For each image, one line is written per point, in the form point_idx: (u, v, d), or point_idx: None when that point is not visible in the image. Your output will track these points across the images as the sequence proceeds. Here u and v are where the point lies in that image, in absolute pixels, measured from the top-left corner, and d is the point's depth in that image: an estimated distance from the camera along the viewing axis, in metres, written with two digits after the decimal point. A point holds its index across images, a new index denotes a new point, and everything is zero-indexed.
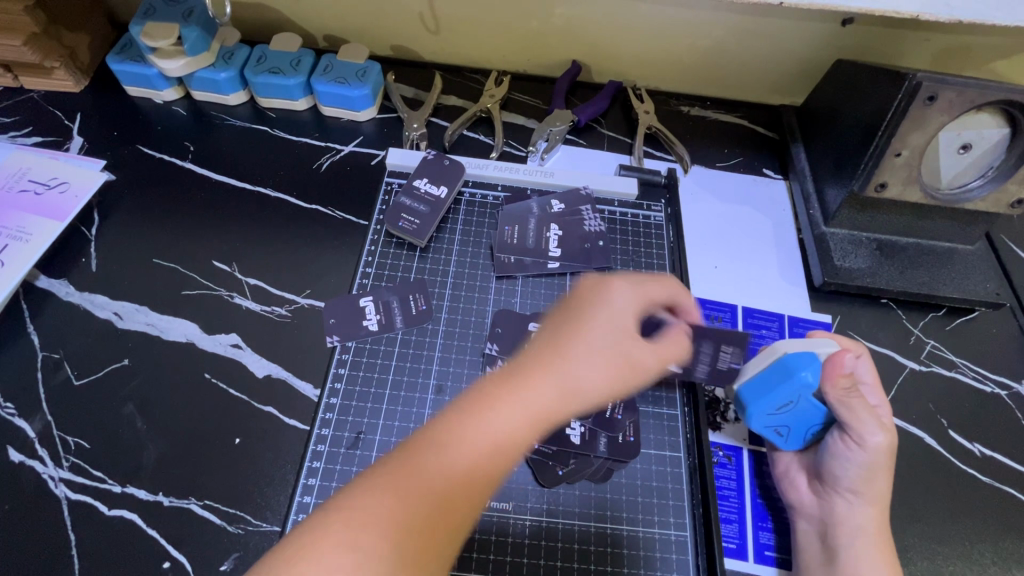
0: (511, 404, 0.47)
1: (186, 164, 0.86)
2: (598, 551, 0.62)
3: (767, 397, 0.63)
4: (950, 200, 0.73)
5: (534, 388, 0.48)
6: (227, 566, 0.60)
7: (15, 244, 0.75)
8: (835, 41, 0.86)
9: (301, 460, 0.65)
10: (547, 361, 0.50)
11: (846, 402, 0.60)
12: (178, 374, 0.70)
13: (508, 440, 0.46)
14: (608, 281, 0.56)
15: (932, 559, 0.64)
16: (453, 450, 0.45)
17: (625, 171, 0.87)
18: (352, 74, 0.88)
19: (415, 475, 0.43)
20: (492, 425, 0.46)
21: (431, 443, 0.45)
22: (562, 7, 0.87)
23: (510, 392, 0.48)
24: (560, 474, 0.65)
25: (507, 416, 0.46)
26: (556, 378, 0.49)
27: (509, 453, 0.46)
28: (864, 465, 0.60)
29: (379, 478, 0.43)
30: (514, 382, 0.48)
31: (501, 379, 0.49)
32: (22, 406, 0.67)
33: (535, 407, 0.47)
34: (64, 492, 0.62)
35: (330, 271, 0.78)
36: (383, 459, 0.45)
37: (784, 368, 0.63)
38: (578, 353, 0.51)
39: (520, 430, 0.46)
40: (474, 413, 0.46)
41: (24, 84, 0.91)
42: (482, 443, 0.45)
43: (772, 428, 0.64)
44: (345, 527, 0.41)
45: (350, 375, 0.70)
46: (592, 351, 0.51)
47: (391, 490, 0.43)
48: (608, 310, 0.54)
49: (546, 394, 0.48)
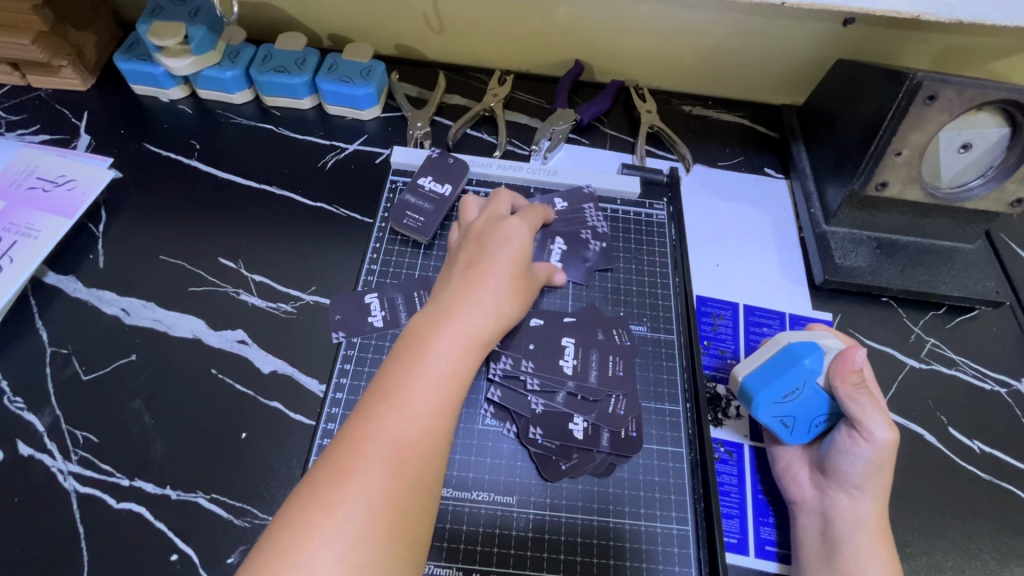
0: (442, 334, 0.52)
1: (192, 162, 0.87)
2: (600, 545, 0.63)
3: (775, 385, 0.64)
4: (950, 199, 0.74)
5: (458, 317, 0.53)
6: (233, 558, 0.60)
7: (23, 241, 0.75)
8: (837, 41, 0.87)
9: (306, 454, 0.66)
10: (465, 294, 0.55)
11: (855, 396, 0.60)
12: (186, 369, 0.70)
13: (453, 366, 0.51)
14: (494, 227, 0.63)
15: (932, 555, 0.64)
16: (405, 387, 0.48)
17: (627, 170, 0.88)
18: (357, 73, 0.89)
19: (379, 420, 0.46)
20: (433, 357, 0.50)
21: (381, 387, 0.48)
22: (566, 7, 0.88)
23: (439, 325, 0.53)
24: (563, 469, 0.66)
25: (434, 351, 0.51)
26: (477, 306, 0.55)
27: (458, 376, 0.51)
28: (870, 461, 0.59)
29: (344, 436, 0.46)
30: (440, 316, 0.53)
31: (428, 319, 0.53)
32: (32, 400, 0.68)
33: (466, 330, 0.53)
34: (74, 486, 0.63)
35: (335, 268, 0.79)
36: (345, 422, 0.47)
37: (790, 357, 0.64)
38: (489, 282, 0.57)
39: (459, 352, 0.51)
40: (415, 353, 0.50)
41: (32, 82, 0.92)
42: (431, 374, 0.49)
43: (779, 420, 0.64)
44: (333, 489, 0.43)
45: (355, 371, 0.70)
46: (499, 278, 0.58)
47: (360, 439, 0.45)
48: (498, 248, 0.60)
49: (472, 320, 0.54)
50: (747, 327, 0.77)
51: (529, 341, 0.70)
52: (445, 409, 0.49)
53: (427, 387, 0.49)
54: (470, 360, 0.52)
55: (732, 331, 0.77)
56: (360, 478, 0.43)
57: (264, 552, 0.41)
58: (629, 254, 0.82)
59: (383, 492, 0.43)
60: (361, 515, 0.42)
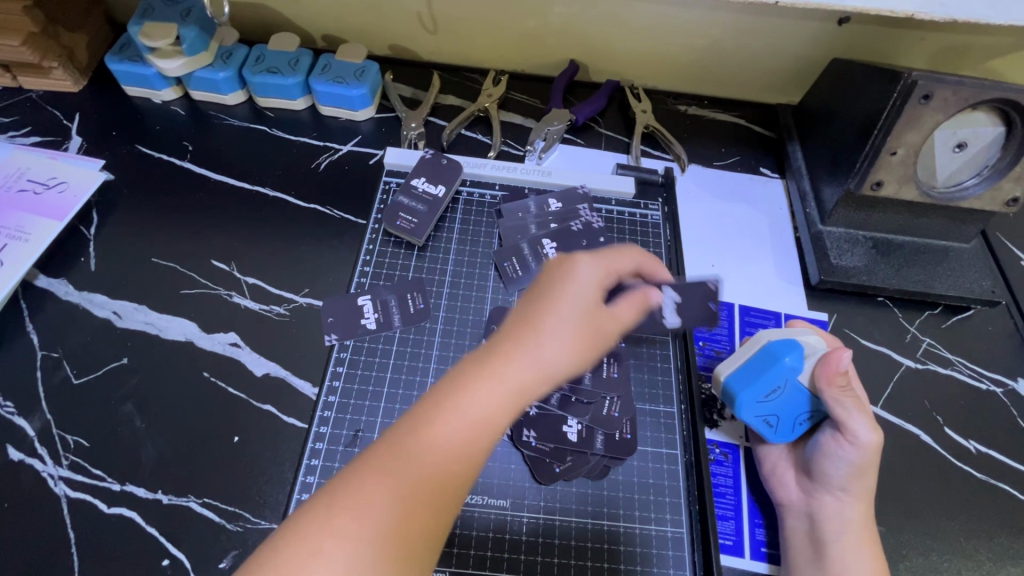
0: (485, 382, 0.46)
1: (185, 164, 0.87)
2: (596, 548, 0.63)
3: (756, 384, 0.63)
4: (946, 198, 0.73)
5: (506, 366, 0.47)
6: (226, 563, 0.60)
7: (14, 243, 0.75)
8: (832, 40, 0.86)
9: (299, 457, 0.65)
10: (521, 338, 0.48)
11: (840, 399, 0.60)
12: (178, 373, 0.70)
13: (489, 418, 0.45)
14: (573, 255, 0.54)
15: (928, 556, 0.64)
16: (432, 430, 0.44)
17: (623, 171, 0.88)
18: (350, 73, 0.89)
19: (397, 464, 0.43)
20: (468, 407, 0.45)
21: (410, 428, 0.44)
22: (560, 7, 0.87)
23: (484, 370, 0.46)
24: (557, 471, 0.65)
25: (474, 401, 0.45)
26: (531, 355, 0.48)
27: (491, 429, 0.46)
28: (854, 463, 0.60)
29: (360, 470, 0.43)
30: (488, 361, 0.47)
31: (475, 358, 0.48)
32: (22, 405, 0.67)
33: (512, 384, 0.46)
34: (64, 491, 0.63)
35: (328, 270, 0.78)
36: (365, 451, 0.44)
37: (770, 355, 0.63)
38: (551, 328, 0.49)
39: (501, 405, 0.46)
40: (451, 397, 0.46)
41: (23, 84, 0.91)
42: (462, 421, 0.45)
43: (762, 419, 0.64)
44: (337, 520, 0.41)
45: (348, 373, 0.70)
46: (563, 326, 0.50)
47: (377, 478, 0.43)
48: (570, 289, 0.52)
49: (520, 372, 0.47)
50: (743, 328, 0.77)
51: None
52: (469, 463, 0.45)
53: (455, 436, 0.44)
54: (509, 416, 0.46)
55: (727, 332, 0.77)
56: (366, 519, 0.41)
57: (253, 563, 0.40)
58: None
59: (388, 535, 0.41)
60: (360, 555, 0.40)
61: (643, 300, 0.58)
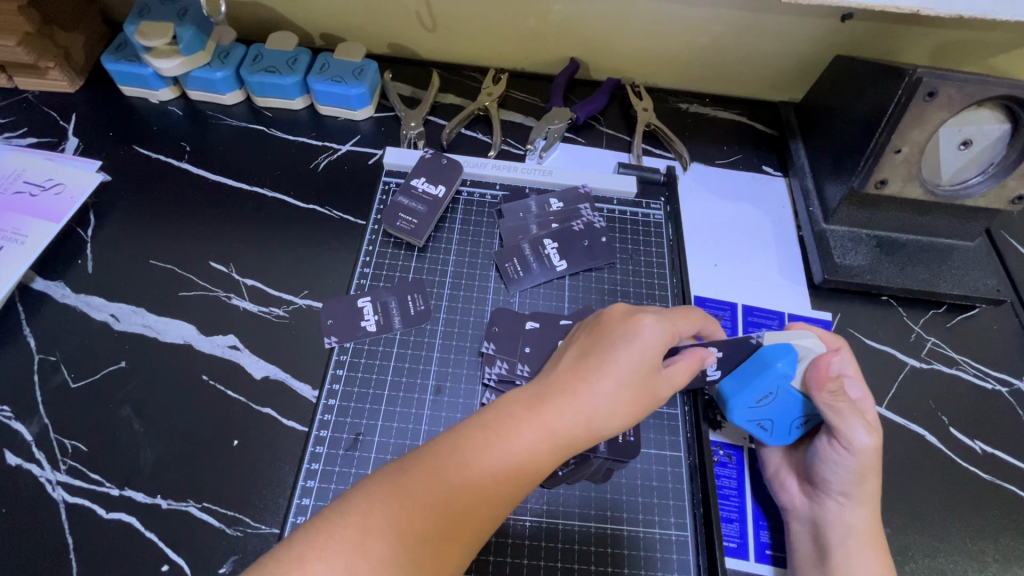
0: (529, 425, 0.48)
1: (183, 164, 0.86)
2: (599, 551, 0.62)
3: (747, 392, 0.62)
4: (951, 196, 0.73)
5: (556, 411, 0.49)
6: (226, 568, 0.59)
7: (11, 246, 0.74)
8: (835, 36, 0.85)
9: (299, 461, 0.65)
10: (568, 387, 0.50)
11: (834, 405, 0.58)
12: (177, 376, 0.69)
13: (525, 462, 0.47)
14: (638, 313, 0.55)
15: (933, 557, 0.63)
16: (471, 462, 0.46)
17: (625, 169, 0.87)
18: (349, 73, 0.88)
19: (428, 489, 0.45)
20: (509, 447, 0.47)
21: (456, 452, 0.46)
22: (560, 4, 0.86)
23: (535, 411, 0.49)
24: (560, 475, 0.64)
25: (517, 443, 0.47)
26: (580, 404, 0.49)
27: (530, 472, 0.47)
28: (852, 469, 0.59)
29: (400, 485, 0.45)
30: (540, 403, 0.49)
31: (527, 398, 0.50)
32: (20, 409, 0.67)
33: (558, 428, 0.48)
34: (62, 496, 0.62)
35: (328, 271, 0.78)
36: (406, 466, 0.46)
37: (761, 360, 0.61)
38: (600, 380, 0.50)
39: (539, 450, 0.48)
40: (499, 431, 0.48)
41: (18, 84, 0.90)
42: (500, 459, 0.47)
43: (755, 423, 0.64)
44: (361, 532, 0.42)
45: (348, 376, 0.70)
46: (613, 381, 0.51)
47: (415, 498, 0.44)
48: (627, 344, 0.52)
49: (569, 418, 0.49)
50: (746, 328, 0.77)
51: (525, 345, 0.71)
52: (506, 498, 0.47)
53: (497, 469, 0.46)
54: (550, 460, 0.48)
55: (730, 331, 0.76)
56: (400, 534, 0.43)
57: (282, 556, 0.41)
58: (626, 254, 0.81)
59: (415, 555, 0.43)
60: (389, 567, 0.42)
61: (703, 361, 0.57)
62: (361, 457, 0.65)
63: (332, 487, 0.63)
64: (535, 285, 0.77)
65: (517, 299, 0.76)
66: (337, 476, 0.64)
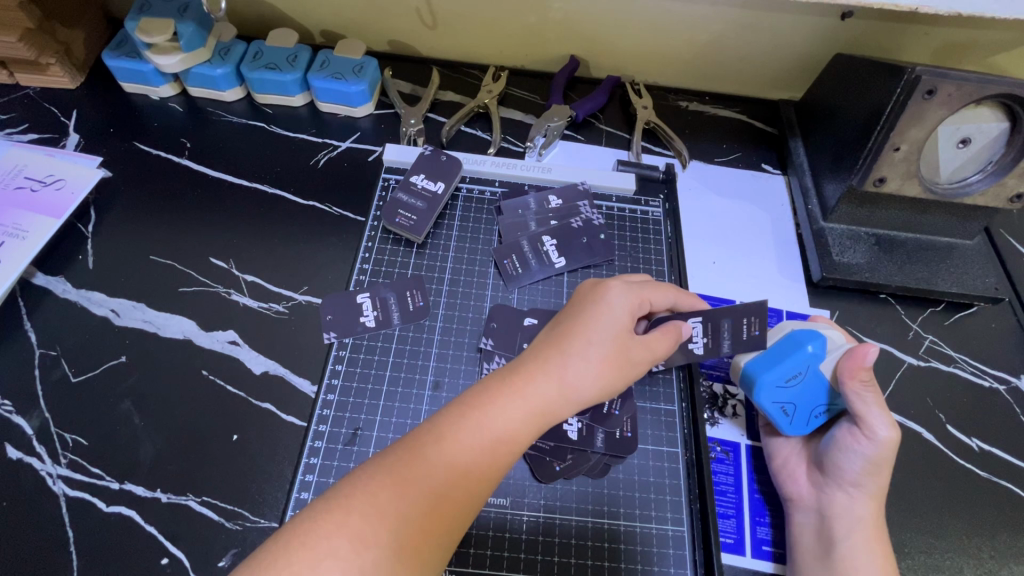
0: (509, 399, 0.50)
1: (183, 161, 0.86)
2: (596, 547, 0.63)
3: (777, 368, 0.63)
4: (949, 194, 0.73)
5: (536, 384, 0.51)
6: (225, 562, 0.60)
7: (11, 241, 0.74)
8: (836, 34, 0.85)
9: (298, 456, 0.65)
10: (544, 361, 0.53)
11: (861, 393, 0.59)
12: (177, 372, 0.70)
13: (507, 435, 0.49)
14: (602, 287, 0.59)
15: (930, 555, 0.64)
16: (454, 440, 0.48)
17: (624, 167, 0.87)
18: (349, 69, 0.88)
19: (414, 471, 0.46)
20: (491, 421, 0.49)
21: (438, 432, 0.48)
22: (560, 2, 0.87)
23: (513, 389, 0.51)
24: (557, 470, 0.65)
25: (498, 418, 0.49)
26: (557, 376, 0.52)
27: (513, 443, 0.49)
28: (869, 460, 0.59)
29: (382, 469, 0.46)
30: (518, 380, 0.51)
31: (503, 375, 0.52)
32: (20, 402, 0.67)
33: (536, 400, 0.51)
34: (63, 489, 0.63)
35: (327, 267, 0.78)
36: (388, 452, 0.47)
37: (793, 342, 0.64)
38: (573, 354, 0.53)
39: (520, 421, 0.50)
40: (478, 408, 0.50)
41: (20, 80, 0.90)
42: (482, 434, 0.48)
43: (779, 407, 0.63)
44: (350, 517, 0.43)
45: (347, 372, 0.70)
46: (586, 352, 0.53)
47: (402, 479, 0.45)
48: (594, 319, 0.55)
49: (547, 389, 0.51)
50: None
51: (523, 342, 0.72)
52: (490, 472, 0.48)
53: (477, 444, 0.48)
54: (530, 433, 0.51)
55: None
56: (388, 515, 0.44)
57: (274, 549, 0.42)
58: (625, 251, 0.81)
59: (407, 537, 0.44)
60: (378, 549, 0.43)
61: (676, 334, 0.60)
62: (360, 451, 0.65)
63: (330, 481, 0.64)
64: (534, 281, 0.77)
65: (516, 295, 0.77)
66: (336, 470, 0.64)
